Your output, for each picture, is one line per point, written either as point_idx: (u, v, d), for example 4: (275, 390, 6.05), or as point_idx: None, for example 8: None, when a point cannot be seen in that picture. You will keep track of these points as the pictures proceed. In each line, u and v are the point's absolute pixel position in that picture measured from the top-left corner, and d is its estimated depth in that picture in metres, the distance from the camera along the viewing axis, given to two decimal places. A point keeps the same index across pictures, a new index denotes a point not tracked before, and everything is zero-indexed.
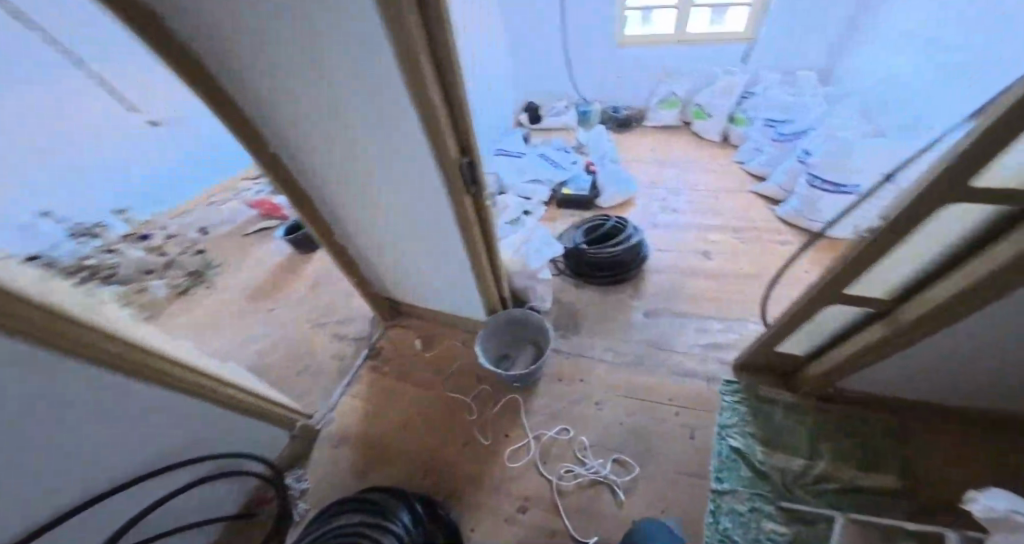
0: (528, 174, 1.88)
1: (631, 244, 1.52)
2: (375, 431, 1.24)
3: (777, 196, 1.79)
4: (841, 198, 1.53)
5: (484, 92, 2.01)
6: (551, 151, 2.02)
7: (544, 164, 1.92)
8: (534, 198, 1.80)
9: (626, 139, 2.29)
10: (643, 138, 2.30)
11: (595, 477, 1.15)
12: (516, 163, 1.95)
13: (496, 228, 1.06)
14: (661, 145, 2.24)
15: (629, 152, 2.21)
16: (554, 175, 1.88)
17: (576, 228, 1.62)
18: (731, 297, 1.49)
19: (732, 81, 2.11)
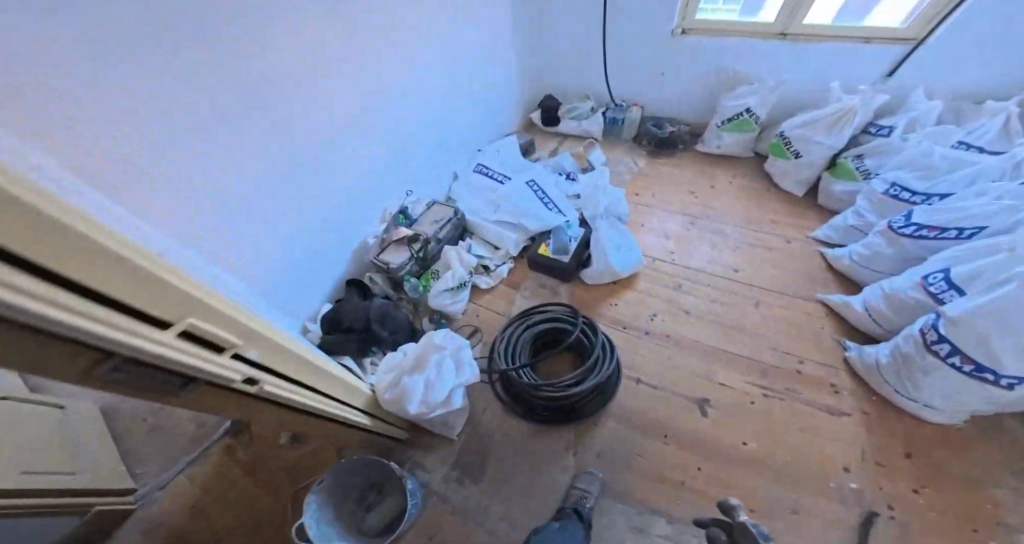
0: (504, 210, 1.42)
1: (592, 384, 1.04)
2: (193, 531, 0.97)
3: (859, 319, 1.24)
4: (979, 388, 0.94)
5: (458, 86, 1.47)
6: (549, 180, 1.52)
7: (530, 197, 1.44)
8: (499, 251, 1.37)
9: (663, 177, 1.70)
10: (684, 179, 1.70)
11: None
12: (495, 191, 1.47)
13: (293, 392, 0.67)
14: (703, 199, 1.63)
15: (661, 199, 1.62)
16: (538, 219, 1.39)
17: (528, 328, 1.17)
18: (711, 496, 0.98)
19: (849, 107, 1.48)
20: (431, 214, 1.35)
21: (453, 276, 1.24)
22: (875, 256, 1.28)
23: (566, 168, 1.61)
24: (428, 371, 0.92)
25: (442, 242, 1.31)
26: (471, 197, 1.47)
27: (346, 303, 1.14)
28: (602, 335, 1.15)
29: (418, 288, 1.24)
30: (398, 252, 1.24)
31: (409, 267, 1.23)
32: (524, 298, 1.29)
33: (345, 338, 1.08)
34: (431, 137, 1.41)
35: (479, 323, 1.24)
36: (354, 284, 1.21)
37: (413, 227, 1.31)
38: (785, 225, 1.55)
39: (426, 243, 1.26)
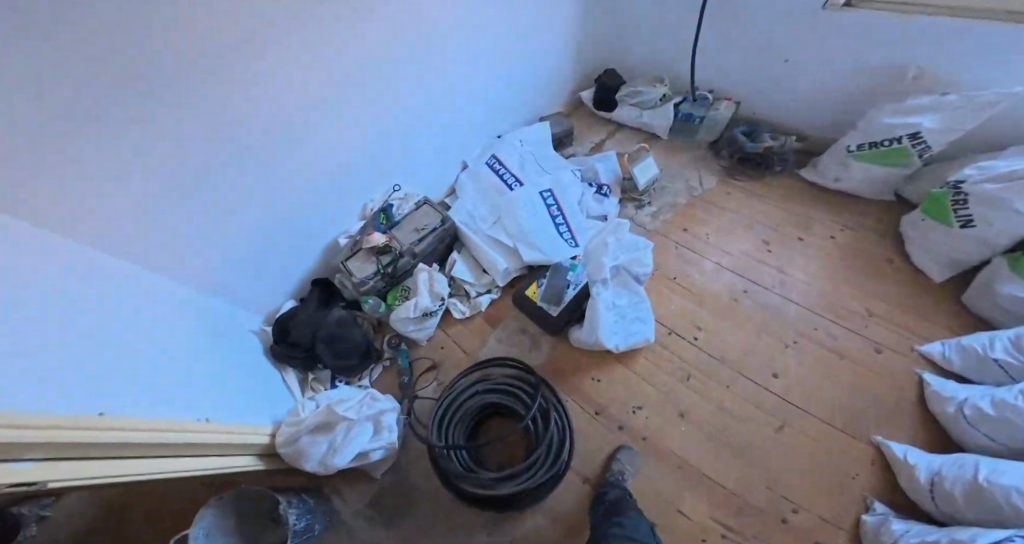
0: (505, 225, 1.24)
1: (520, 484, 0.88)
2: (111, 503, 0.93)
3: (912, 485, 0.92)
4: None
5: (486, 76, 1.30)
6: (571, 187, 1.32)
7: (539, 214, 1.24)
8: (486, 275, 1.21)
9: (725, 217, 1.38)
10: (752, 228, 1.36)
11: None
12: (502, 197, 1.28)
13: (120, 477, 0.54)
14: (767, 264, 1.29)
15: (712, 249, 1.31)
16: (538, 246, 1.20)
17: (481, 391, 1.03)
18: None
19: None
20: (416, 217, 1.20)
21: (417, 304, 1.10)
22: (992, 417, 0.90)
23: (600, 178, 1.39)
24: (343, 423, 0.85)
25: (419, 256, 1.17)
26: (471, 199, 1.32)
27: (301, 310, 1.07)
28: (564, 428, 0.98)
29: (379, 307, 1.14)
30: (365, 265, 1.12)
31: (374, 285, 1.11)
32: (497, 342, 1.15)
33: (288, 353, 1.02)
34: (440, 127, 1.27)
35: (439, 359, 1.13)
36: (316, 287, 1.13)
37: (390, 231, 1.17)
38: (881, 337, 1.17)
39: (399, 255, 1.13)
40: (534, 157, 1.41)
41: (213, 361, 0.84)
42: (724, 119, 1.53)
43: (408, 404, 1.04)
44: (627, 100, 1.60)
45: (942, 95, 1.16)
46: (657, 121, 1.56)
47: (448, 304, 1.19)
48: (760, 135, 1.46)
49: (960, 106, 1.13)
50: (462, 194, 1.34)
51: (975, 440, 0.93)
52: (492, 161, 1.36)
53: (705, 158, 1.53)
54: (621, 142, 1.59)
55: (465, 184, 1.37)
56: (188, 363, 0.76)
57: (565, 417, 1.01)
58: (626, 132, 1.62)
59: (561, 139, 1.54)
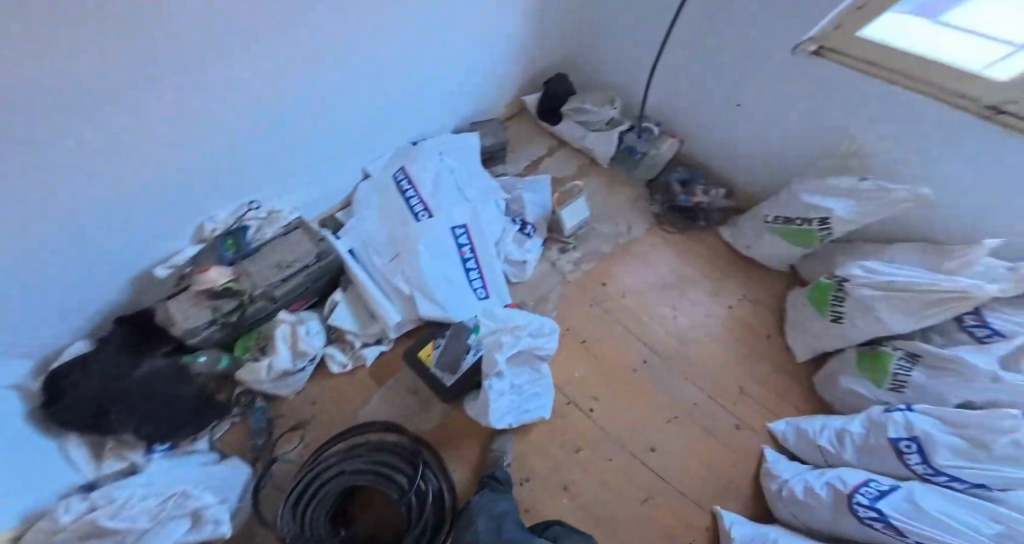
0: (407, 268, 1.11)
1: None
2: None
3: None
4: None
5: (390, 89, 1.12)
6: (491, 226, 1.23)
7: (446, 257, 1.14)
8: (370, 323, 1.12)
9: (643, 276, 1.34)
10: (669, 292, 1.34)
11: None
12: (404, 228, 1.13)
13: None
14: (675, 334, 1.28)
15: (620, 310, 1.29)
16: (437, 297, 1.11)
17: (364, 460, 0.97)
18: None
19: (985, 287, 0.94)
20: (276, 251, 1.03)
21: (269, 365, 0.98)
22: (801, 500, 1.00)
23: (527, 215, 1.30)
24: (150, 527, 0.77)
25: (278, 300, 1.02)
26: (368, 221, 1.16)
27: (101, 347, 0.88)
28: (439, 490, 0.94)
29: (217, 361, 0.98)
30: (195, 311, 0.94)
31: (208, 335, 0.95)
32: (383, 400, 1.10)
33: (80, 421, 0.82)
34: (326, 142, 1.09)
35: (308, 417, 1.06)
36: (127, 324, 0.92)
37: (237, 262, 1.00)
38: (750, 417, 1.22)
39: (249, 300, 0.98)
40: (452, 177, 1.22)
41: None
42: (665, 159, 1.43)
43: (256, 475, 0.96)
44: (572, 117, 1.48)
45: (860, 180, 1.09)
46: (599, 146, 1.45)
47: (325, 355, 1.10)
48: (695, 187, 1.39)
49: (875, 197, 1.06)
50: (360, 211, 1.19)
51: (785, 520, 1.05)
52: (401, 176, 1.18)
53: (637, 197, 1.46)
54: (561, 165, 1.48)
55: (366, 198, 1.20)
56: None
57: (444, 485, 0.96)
58: (568, 153, 1.51)
59: (491, 153, 1.40)
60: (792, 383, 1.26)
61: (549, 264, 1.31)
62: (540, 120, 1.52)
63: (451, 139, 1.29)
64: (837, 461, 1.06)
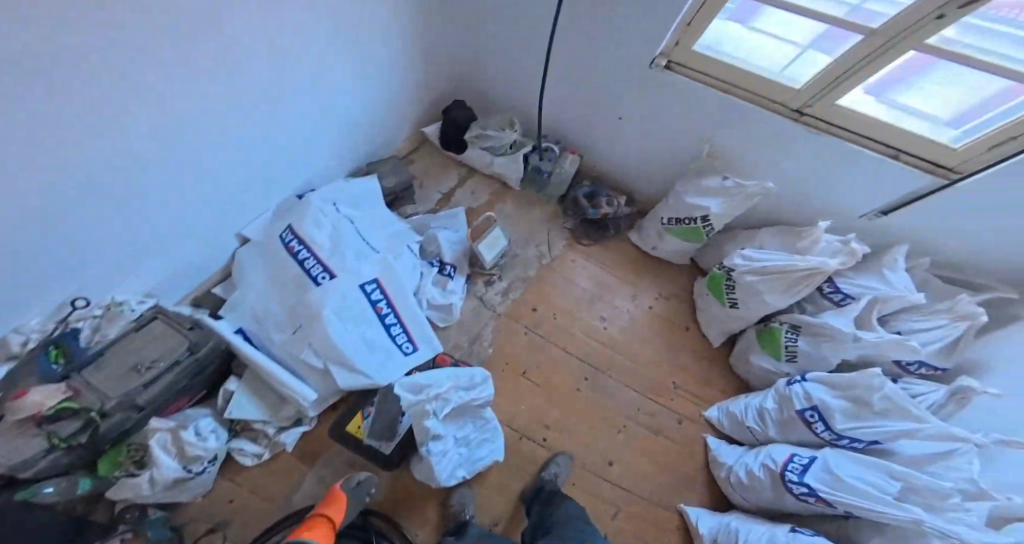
0: (310, 339, 1.01)
1: None
2: None
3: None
4: None
5: (264, 144, 1.01)
6: (405, 274, 1.18)
7: (357, 318, 1.07)
8: (276, 412, 0.98)
9: (570, 293, 1.36)
10: (596, 304, 1.37)
11: None
12: (304, 295, 1.03)
13: None
14: (607, 344, 1.32)
15: (553, 331, 1.31)
16: (355, 363, 1.03)
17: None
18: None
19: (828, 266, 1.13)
20: (132, 350, 0.84)
21: (150, 476, 0.81)
22: (746, 483, 1.12)
23: (444, 254, 1.27)
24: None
25: (147, 408, 0.83)
26: (260, 293, 1.05)
27: None
28: None
29: (76, 487, 0.78)
30: (21, 444, 0.71)
31: (49, 464, 0.74)
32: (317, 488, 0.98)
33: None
34: (192, 213, 0.94)
35: (225, 520, 0.91)
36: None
37: (73, 376, 0.78)
38: (685, 407, 1.30)
39: (101, 417, 0.77)
40: (352, 225, 1.16)
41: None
42: (569, 175, 1.44)
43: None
44: (476, 143, 1.44)
45: (725, 179, 1.24)
46: (508, 171, 1.44)
47: (232, 450, 0.95)
48: (599, 199, 1.41)
49: (735, 192, 1.23)
50: (243, 280, 1.06)
51: (739, 503, 1.15)
52: (290, 237, 1.07)
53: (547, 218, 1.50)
54: (474, 195, 1.45)
55: (248, 263, 1.07)
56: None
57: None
58: (478, 180, 1.48)
59: (396, 193, 1.33)
60: (711, 365, 1.38)
61: (478, 299, 1.29)
62: (445, 150, 1.49)
63: (345, 185, 1.21)
64: (764, 437, 1.20)
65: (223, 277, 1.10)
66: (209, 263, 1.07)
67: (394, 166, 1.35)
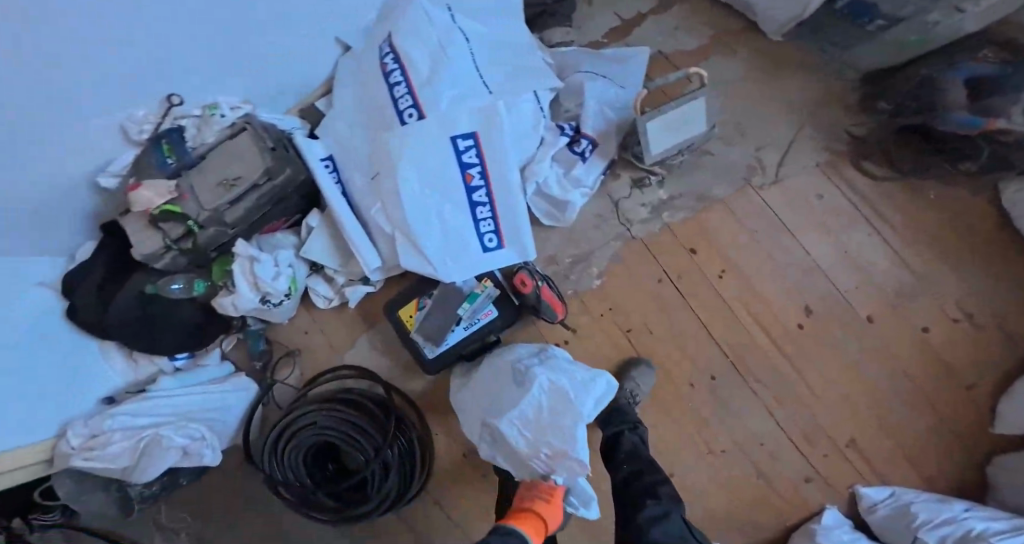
0: (385, 195, 0.75)
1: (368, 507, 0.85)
2: None
3: None
4: None
5: None
6: (513, 134, 0.74)
7: (440, 187, 0.74)
8: (344, 267, 0.87)
9: (755, 252, 0.81)
10: (797, 276, 0.80)
11: None
12: (384, 135, 0.74)
13: None
14: (777, 347, 0.79)
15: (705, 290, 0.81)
16: (422, 247, 0.76)
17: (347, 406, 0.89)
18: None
19: None
20: (222, 160, 0.72)
21: (235, 301, 0.76)
22: None
23: (584, 118, 0.78)
24: (135, 460, 0.77)
25: (235, 226, 0.73)
26: (349, 125, 0.80)
27: (82, 278, 0.75)
28: (410, 449, 0.87)
29: (194, 287, 0.80)
30: (144, 235, 0.71)
31: (171, 262, 0.74)
32: (368, 347, 0.95)
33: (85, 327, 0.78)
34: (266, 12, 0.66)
35: (301, 346, 0.98)
36: (110, 236, 0.77)
37: (182, 175, 0.73)
38: (839, 482, 0.76)
39: (199, 228, 0.71)
40: (471, 43, 0.74)
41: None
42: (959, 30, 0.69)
43: (260, 392, 0.93)
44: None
45: None
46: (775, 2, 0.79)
47: (308, 286, 0.91)
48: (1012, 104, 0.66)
49: None
50: (335, 101, 0.83)
51: None
52: (386, 49, 0.74)
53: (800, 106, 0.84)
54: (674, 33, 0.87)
55: (343, 79, 0.81)
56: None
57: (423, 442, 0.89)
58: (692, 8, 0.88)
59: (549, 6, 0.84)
60: (936, 451, 0.76)
61: (610, 203, 0.83)
62: None
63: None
64: None
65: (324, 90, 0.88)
66: (301, 72, 0.82)
67: None
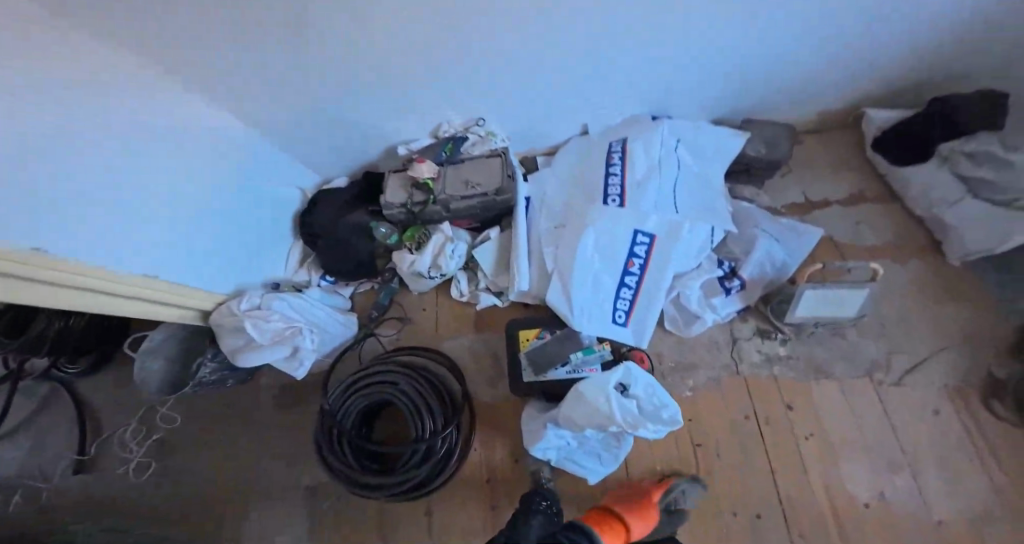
0: (561, 241, 0.94)
1: (385, 482, 0.88)
2: None
3: None
4: None
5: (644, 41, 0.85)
6: (682, 254, 0.89)
7: (609, 257, 0.90)
8: (491, 276, 1.04)
9: (852, 421, 0.73)
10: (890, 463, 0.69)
11: (132, 461, 1.28)
12: (587, 204, 0.95)
13: (136, 296, 0.74)
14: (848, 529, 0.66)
15: (796, 441, 0.75)
16: (572, 295, 0.90)
17: (427, 382, 0.97)
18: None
19: None
20: (472, 169, 1.02)
21: (411, 262, 1.02)
22: None
23: (744, 263, 0.88)
24: (267, 342, 0.91)
25: (450, 212, 1.02)
26: (558, 182, 1.04)
27: (333, 198, 1.11)
28: (450, 451, 0.93)
29: (389, 236, 1.07)
30: (399, 192, 1.04)
31: (397, 214, 1.04)
32: (461, 343, 1.07)
33: (300, 232, 1.11)
34: (538, 89, 0.95)
35: (413, 318, 1.12)
36: (369, 182, 1.13)
37: (445, 167, 1.03)
38: None
39: (433, 203, 1.01)
40: (680, 171, 0.94)
41: (177, 219, 0.79)
42: None
43: (356, 337, 1.09)
44: (952, 163, 0.82)
45: None
46: (967, 230, 0.77)
47: (454, 276, 1.08)
48: None
49: None
50: (556, 163, 1.08)
51: None
52: (617, 147, 0.97)
53: (983, 324, 0.74)
54: (856, 225, 0.89)
55: (572, 150, 1.06)
56: (155, 230, 0.74)
57: (454, 458, 0.94)
58: (893, 209, 0.89)
59: (751, 167, 0.96)
60: None
61: (728, 336, 0.88)
62: (875, 152, 0.92)
63: (708, 129, 0.97)
64: None
65: (546, 150, 1.13)
66: (545, 136, 1.09)
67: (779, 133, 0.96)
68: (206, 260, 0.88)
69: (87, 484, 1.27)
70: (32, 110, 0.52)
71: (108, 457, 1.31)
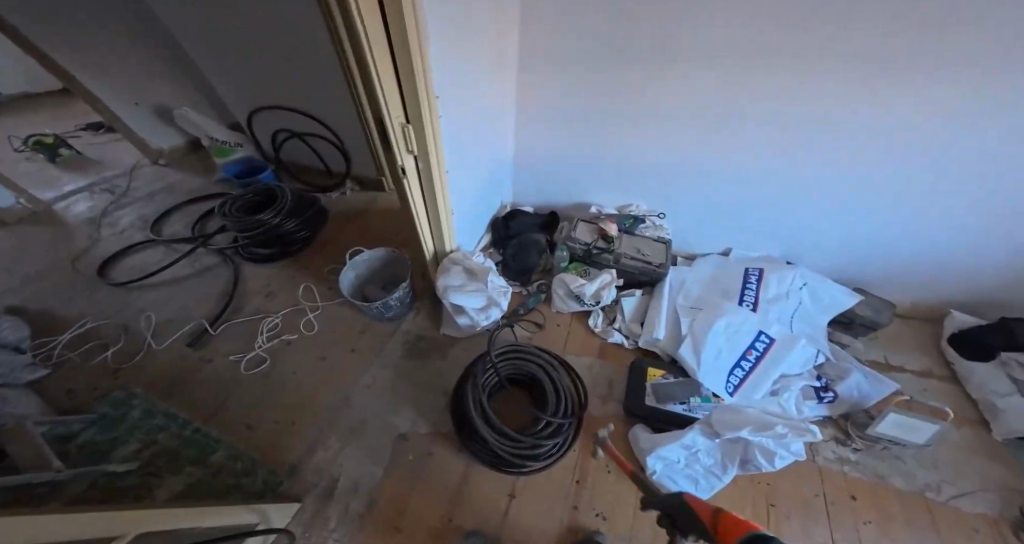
0: (697, 315, 1.26)
1: (506, 438, 1.09)
2: (366, 234, 1.80)
3: None
4: None
5: (782, 213, 1.30)
6: (791, 361, 1.16)
7: (733, 337, 1.20)
8: (627, 321, 1.34)
9: (906, 525, 0.91)
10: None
11: (261, 348, 1.49)
12: (724, 300, 1.29)
13: (437, 210, 1.22)
14: None
15: (857, 528, 0.92)
16: (699, 355, 1.18)
17: (566, 382, 1.20)
18: (402, 529, 1.08)
19: None
20: (644, 244, 1.40)
21: (579, 285, 1.34)
22: None
23: (837, 384, 1.12)
24: (490, 295, 1.25)
25: (617, 264, 1.38)
26: (699, 279, 1.39)
27: (530, 219, 1.53)
28: (561, 442, 1.13)
29: (563, 261, 1.43)
30: (586, 235, 1.42)
31: (578, 249, 1.41)
32: (580, 358, 1.32)
33: (499, 234, 1.51)
34: (703, 212, 1.39)
35: (547, 326, 1.40)
36: (556, 223, 1.56)
37: (623, 233, 1.43)
38: None
39: (608, 252, 1.39)
40: (800, 304, 1.28)
41: (467, 185, 1.31)
42: None
43: (506, 323, 1.38)
44: (1007, 366, 1.06)
45: None
46: (1014, 417, 1.00)
47: (595, 311, 1.39)
48: None
49: None
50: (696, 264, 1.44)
51: None
52: (754, 271, 1.33)
53: (1012, 490, 0.94)
54: (925, 388, 1.14)
55: (713, 260, 1.43)
56: (459, 180, 1.25)
57: (559, 449, 1.14)
58: (957, 392, 1.13)
59: (851, 322, 1.27)
60: None
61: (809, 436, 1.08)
62: (947, 345, 1.20)
63: (829, 284, 1.28)
64: None
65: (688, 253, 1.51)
66: (694, 245, 1.49)
67: (881, 304, 1.27)
68: (461, 220, 1.35)
69: (217, 350, 1.51)
70: (463, 102, 1.12)
71: (238, 337, 1.53)
